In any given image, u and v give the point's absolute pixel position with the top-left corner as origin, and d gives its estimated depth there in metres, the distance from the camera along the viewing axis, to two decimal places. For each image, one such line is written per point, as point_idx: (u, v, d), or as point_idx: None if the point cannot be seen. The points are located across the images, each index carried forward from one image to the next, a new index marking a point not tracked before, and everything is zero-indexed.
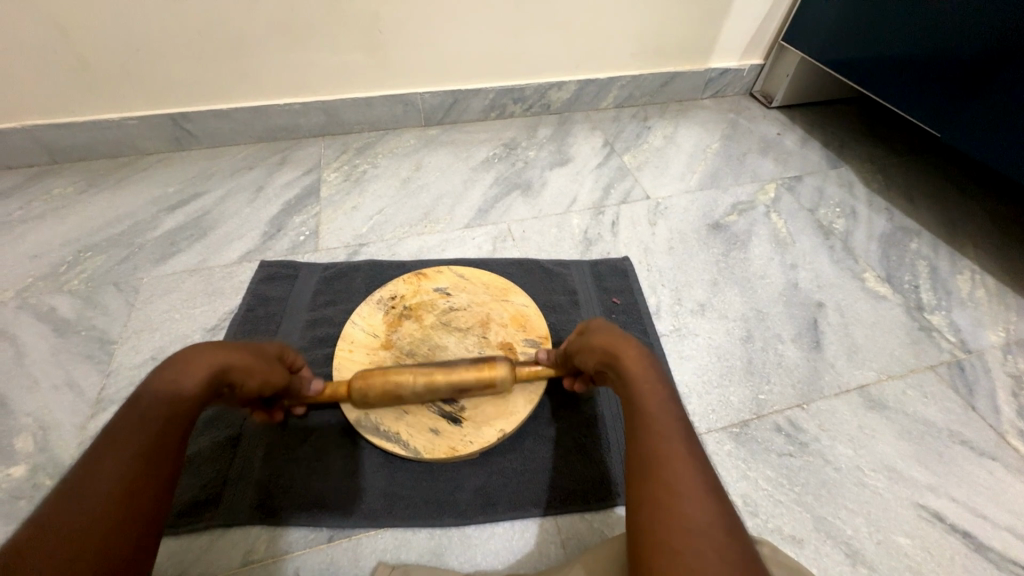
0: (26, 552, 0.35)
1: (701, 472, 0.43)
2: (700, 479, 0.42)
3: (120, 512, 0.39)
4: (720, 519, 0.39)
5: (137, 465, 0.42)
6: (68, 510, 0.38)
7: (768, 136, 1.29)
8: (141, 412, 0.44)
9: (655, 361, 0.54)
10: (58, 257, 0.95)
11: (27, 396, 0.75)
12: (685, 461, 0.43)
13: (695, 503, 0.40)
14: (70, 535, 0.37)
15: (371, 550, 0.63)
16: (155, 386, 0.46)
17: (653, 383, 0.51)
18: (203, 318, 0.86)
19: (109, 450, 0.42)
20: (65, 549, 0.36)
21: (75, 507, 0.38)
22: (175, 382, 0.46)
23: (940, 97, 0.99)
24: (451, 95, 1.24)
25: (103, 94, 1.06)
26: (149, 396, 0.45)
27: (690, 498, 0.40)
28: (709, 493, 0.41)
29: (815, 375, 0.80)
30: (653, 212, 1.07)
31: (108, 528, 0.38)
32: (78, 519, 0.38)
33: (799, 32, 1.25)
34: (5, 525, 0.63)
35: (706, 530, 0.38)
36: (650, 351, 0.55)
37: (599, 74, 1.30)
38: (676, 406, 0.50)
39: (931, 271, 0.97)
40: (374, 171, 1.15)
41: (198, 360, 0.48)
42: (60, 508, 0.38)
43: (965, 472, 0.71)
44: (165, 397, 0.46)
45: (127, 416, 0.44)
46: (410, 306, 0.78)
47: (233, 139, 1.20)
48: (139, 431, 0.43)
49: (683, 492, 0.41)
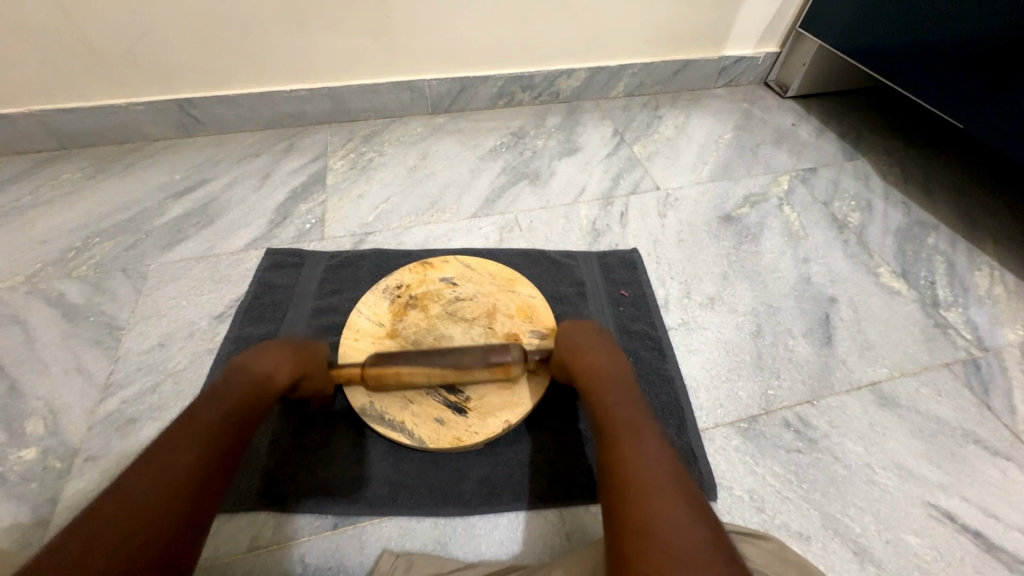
0: (114, 512, 0.39)
1: (661, 463, 0.47)
2: (658, 471, 0.47)
3: (192, 485, 0.43)
4: (681, 507, 0.43)
5: (213, 450, 0.46)
6: (153, 480, 0.42)
7: (782, 126, 1.27)
8: (223, 402, 0.51)
9: (617, 374, 0.60)
10: (68, 243, 0.95)
11: (37, 381, 0.76)
12: (651, 460, 0.48)
13: (656, 494, 0.44)
14: (153, 503, 0.40)
15: (376, 538, 0.63)
16: (236, 386, 0.53)
17: (618, 398, 0.56)
18: (210, 305, 0.86)
19: (190, 431, 0.47)
20: (142, 522, 0.39)
21: (157, 479, 0.42)
22: (241, 384, 0.54)
23: (963, 88, 0.96)
24: (459, 82, 1.22)
25: (111, 79, 1.06)
26: (228, 391, 0.52)
27: (660, 495, 0.44)
28: (673, 487, 0.45)
29: (826, 371, 0.79)
30: (663, 203, 1.05)
31: (181, 501, 0.42)
32: (159, 488, 0.42)
33: (817, 20, 1.21)
34: (15, 507, 0.64)
35: (671, 519, 0.42)
36: (611, 364, 0.61)
37: (610, 63, 1.28)
38: (638, 409, 0.55)
39: (947, 266, 0.95)
40: (381, 160, 1.14)
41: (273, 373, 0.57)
42: (147, 476, 0.42)
43: (979, 472, 0.70)
44: (243, 396, 0.53)
45: (207, 405, 0.50)
46: (416, 296, 0.77)
47: (240, 126, 1.19)
48: (220, 418, 0.49)
49: (651, 486, 0.45)
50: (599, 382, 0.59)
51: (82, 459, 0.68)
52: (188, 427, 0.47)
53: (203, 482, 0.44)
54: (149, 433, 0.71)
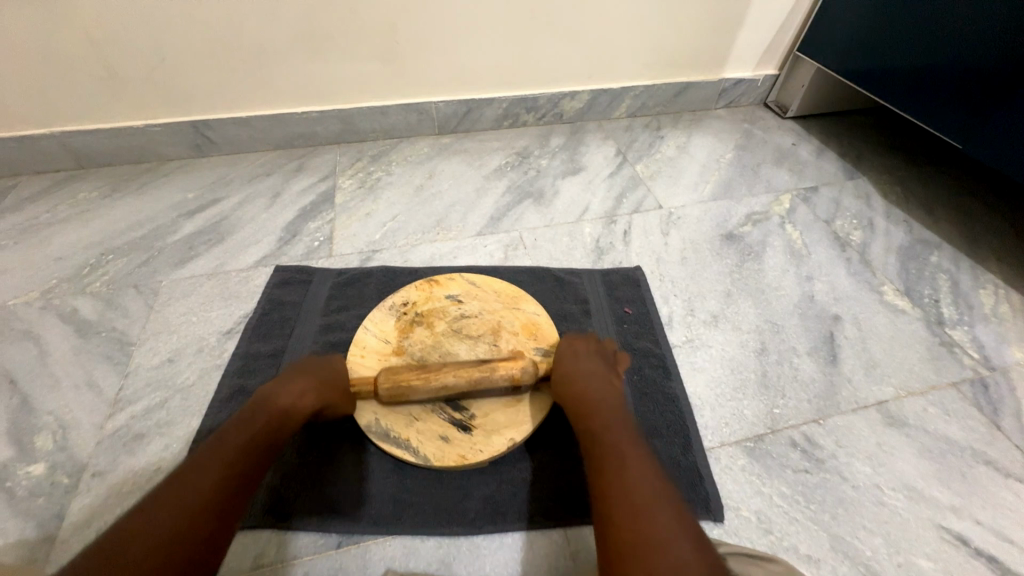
0: (142, 525, 0.42)
1: (653, 482, 0.51)
2: (655, 493, 0.50)
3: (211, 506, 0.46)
4: (678, 529, 0.46)
5: (234, 474, 0.49)
6: (180, 499, 0.45)
7: (783, 146, 1.28)
8: (250, 428, 0.54)
9: (608, 391, 0.63)
10: (82, 260, 0.97)
11: (48, 395, 0.77)
12: (641, 477, 0.51)
13: (650, 511, 0.47)
14: (175, 520, 0.43)
15: (380, 557, 0.63)
16: (264, 413, 0.57)
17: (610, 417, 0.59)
18: (219, 321, 0.87)
19: (216, 455, 0.50)
20: (162, 536, 0.42)
21: (182, 498, 0.45)
22: (268, 410, 0.57)
23: (963, 109, 0.97)
24: (465, 104, 1.25)
25: (128, 102, 1.09)
26: (256, 417, 0.56)
27: (653, 511, 0.47)
28: (663, 503, 0.49)
29: (831, 390, 0.79)
30: (666, 221, 1.06)
31: (200, 519, 0.45)
32: (183, 506, 0.45)
33: (816, 43, 1.24)
34: (23, 522, 0.65)
35: (666, 535, 0.45)
36: (603, 380, 0.64)
37: (613, 84, 1.30)
38: (631, 430, 0.58)
39: (952, 285, 0.95)
40: (388, 179, 1.16)
41: (299, 397, 0.60)
42: (174, 496, 0.45)
43: (990, 494, 0.69)
44: (269, 423, 0.56)
45: (236, 431, 0.54)
46: (422, 313, 0.78)
47: (252, 146, 1.22)
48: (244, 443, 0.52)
49: (644, 504, 0.48)
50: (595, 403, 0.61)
51: (91, 475, 0.69)
52: (215, 450, 0.51)
53: (221, 503, 0.47)
54: (156, 448, 0.72)
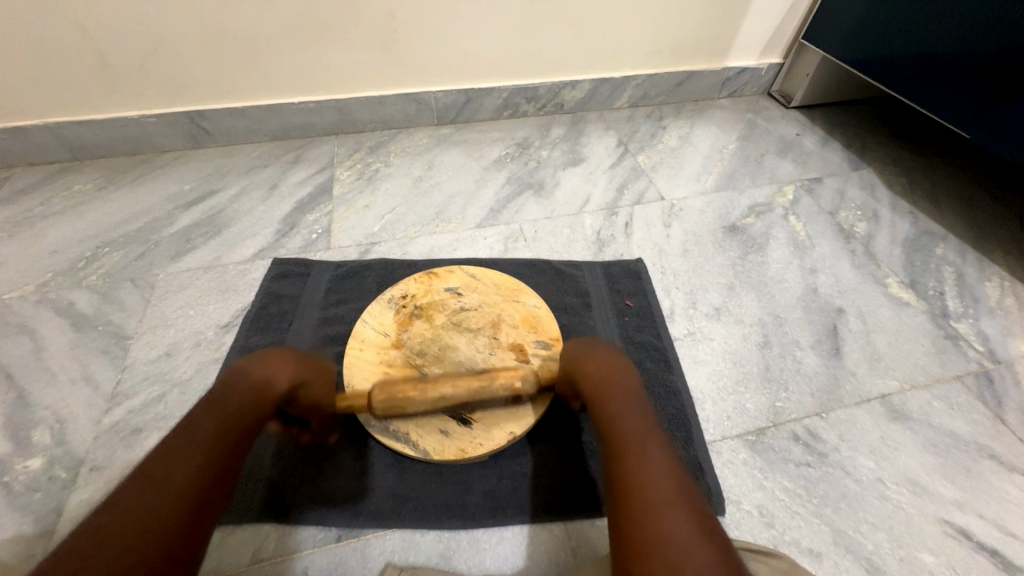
0: (109, 528, 0.36)
1: (664, 473, 0.46)
2: (665, 483, 0.45)
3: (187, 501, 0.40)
4: (688, 525, 0.41)
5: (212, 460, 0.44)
6: (150, 493, 0.39)
7: (787, 137, 1.27)
8: (226, 405, 0.49)
9: (617, 374, 0.58)
10: (78, 252, 0.96)
11: (45, 390, 0.77)
12: (650, 466, 0.46)
13: (657, 505, 0.43)
14: (147, 520, 0.38)
15: (379, 552, 0.62)
16: (241, 389, 0.51)
17: (619, 402, 0.55)
18: (216, 315, 0.86)
19: (190, 439, 0.44)
20: (136, 538, 0.37)
21: (154, 492, 0.40)
22: (245, 385, 0.51)
23: (972, 98, 0.96)
24: (464, 93, 1.24)
25: (122, 92, 1.08)
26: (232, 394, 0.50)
27: (660, 504, 0.43)
28: (672, 494, 0.44)
29: (835, 384, 0.78)
30: (668, 213, 1.05)
31: (179, 514, 0.39)
32: (153, 503, 0.39)
33: (821, 31, 1.22)
34: (21, 517, 0.64)
35: (672, 530, 0.41)
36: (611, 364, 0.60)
37: (614, 74, 1.29)
38: (643, 415, 0.53)
39: (957, 277, 0.94)
40: (387, 170, 1.15)
41: (279, 374, 0.54)
42: (144, 488, 0.40)
43: (994, 489, 0.68)
44: (250, 399, 0.50)
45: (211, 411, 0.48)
46: (421, 306, 0.78)
47: (249, 137, 1.21)
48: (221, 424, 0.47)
49: (651, 497, 0.44)
50: (603, 389, 0.57)
51: (88, 470, 0.68)
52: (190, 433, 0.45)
53: (200, 496, 0.41)
54: (154, 443, 0.71)
